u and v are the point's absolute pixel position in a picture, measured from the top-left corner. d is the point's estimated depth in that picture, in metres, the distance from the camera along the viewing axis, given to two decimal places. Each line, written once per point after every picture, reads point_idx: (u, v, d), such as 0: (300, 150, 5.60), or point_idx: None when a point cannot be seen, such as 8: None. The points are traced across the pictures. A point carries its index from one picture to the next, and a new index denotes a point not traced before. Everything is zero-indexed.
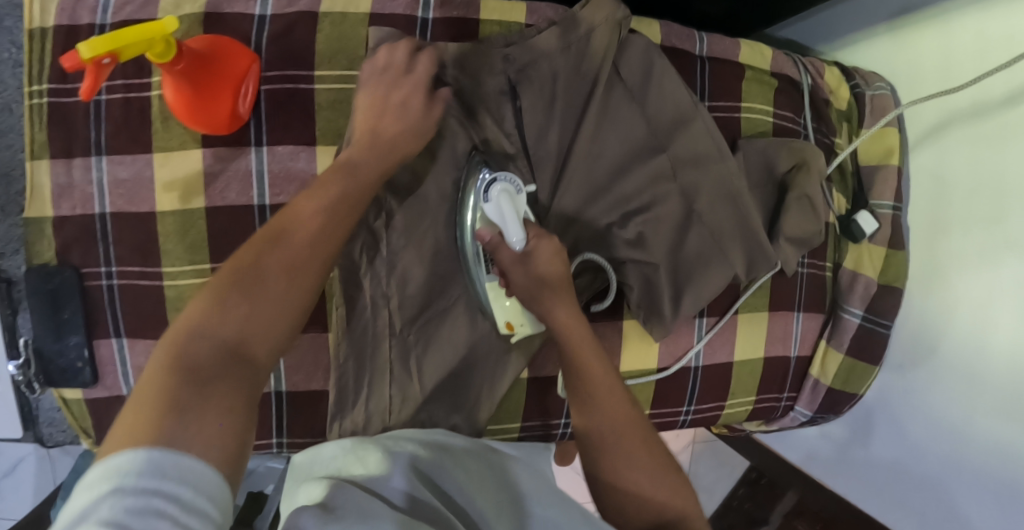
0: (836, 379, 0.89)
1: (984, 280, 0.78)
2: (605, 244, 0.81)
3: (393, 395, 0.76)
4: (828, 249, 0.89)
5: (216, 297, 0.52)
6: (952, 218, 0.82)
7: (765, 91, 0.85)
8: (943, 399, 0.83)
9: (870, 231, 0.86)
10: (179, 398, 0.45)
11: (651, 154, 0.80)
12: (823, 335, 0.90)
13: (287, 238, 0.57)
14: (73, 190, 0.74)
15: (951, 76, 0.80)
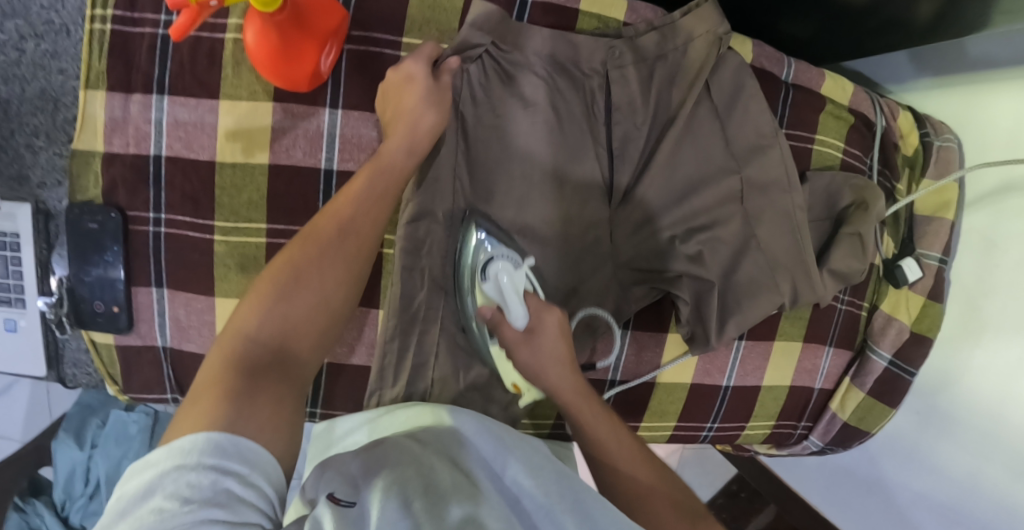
0: (852, 416, 0.91)
1: (1013, 353, 0.79)
2: (664, 257, 0.79)
3: (434, 378, 0.74)
4: (868, 289, 0.89)
5: (274, 288, 0.56)
6: (992, 287, 0.83)
7: (839, 126, 0.82)
8: (953, 451, 0.85)
9: (913, 279, 0.87)
10: (237, 392, 0.49)
11: (725, 175, 0.79)
12: (847, 373, 0.91)
13: (322, 251, 0.59)
14: (128, 127, 0.68)
15: (1021, 146, 0.78)
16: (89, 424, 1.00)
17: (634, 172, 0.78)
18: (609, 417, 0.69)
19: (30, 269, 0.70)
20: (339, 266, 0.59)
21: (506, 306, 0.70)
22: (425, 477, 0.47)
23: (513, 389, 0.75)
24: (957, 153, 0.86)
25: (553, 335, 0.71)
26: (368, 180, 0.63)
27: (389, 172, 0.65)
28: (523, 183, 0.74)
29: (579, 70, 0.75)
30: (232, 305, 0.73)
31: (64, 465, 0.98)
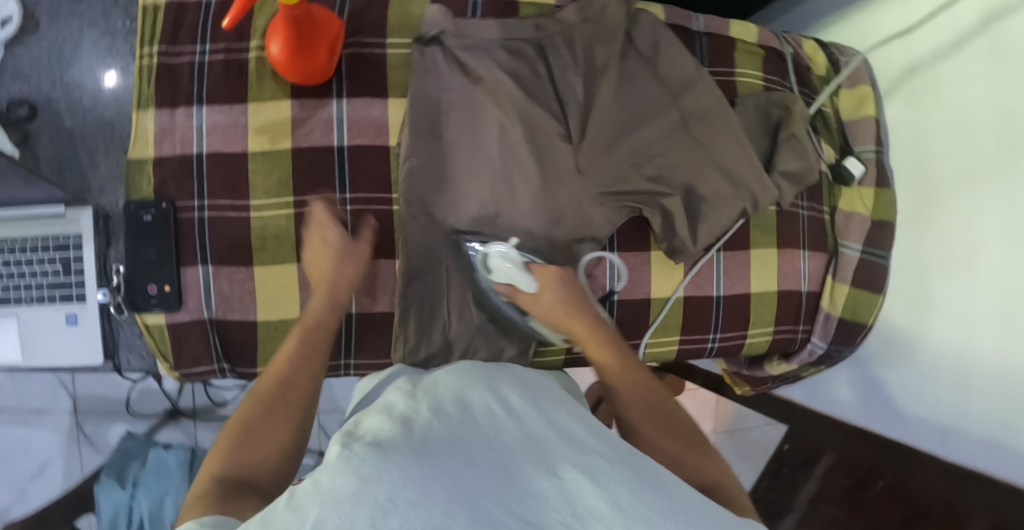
0: (844, 310, 0.99)
1: (966, 205, 0.89)
2: (631, 179, 0.91)
3: (451, 311, 0.86)
4: (823, 194, 1.01)
5: (233, 439, 0.64)
6: (930, 156, 0.94)
7: (754, 59, 0.98)
8: (943, 315, 0.93)
9: (859, 175, 0.99)
10: (221, 504, 0.57)
11: (666, 108, 0.91)
12: (828, 272, 1.00)
13: (265, 407, 0.67)
14: (175, 133, 0.81)
15: (911, 20, 0.94)
16: (130, 467, 1.04)
17: (580, 118, 0.88)
18: (645, 406, 0.72)
19: (93, 264, 0.80)
20: (274, 411, 0.67)
21: (517, 282, 0.82)
22: (419, 430, 0.54)
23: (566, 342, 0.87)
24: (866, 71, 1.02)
25: (600, 349, 0.77)
26: (299, 341, 0.73)
27: (310, 358, 0.72)
28: (496, 138, 0.86)
29: (529, 42, 0.88)
30: (272, 271, 0.83)
31: (108, 507, 1.00)
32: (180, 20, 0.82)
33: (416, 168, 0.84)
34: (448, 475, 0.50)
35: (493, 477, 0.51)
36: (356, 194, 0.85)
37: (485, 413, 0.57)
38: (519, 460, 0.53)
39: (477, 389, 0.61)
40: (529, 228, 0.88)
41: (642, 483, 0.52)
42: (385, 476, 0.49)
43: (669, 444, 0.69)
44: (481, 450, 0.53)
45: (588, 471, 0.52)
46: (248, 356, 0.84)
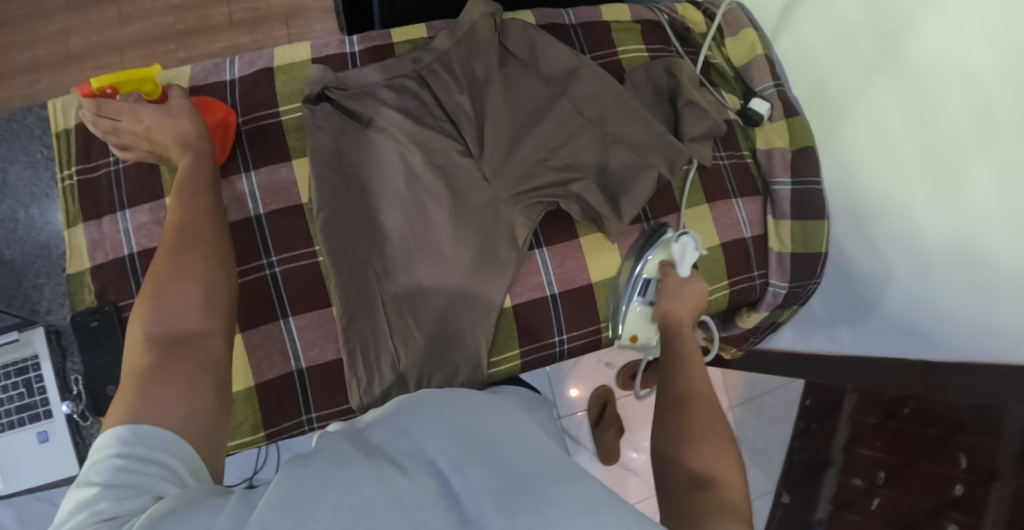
0: (795, 243, 1.04)
1: (869, 105, 0.90)
2: (539, 175, 0.92)
3: (396, 344, 0.87)
4: (739, 139, 1.06)
5: (145, 314, 0.66)
6: (826, 75, 0.97)
7: (632, 35, 1.02)
8: (886, 217, 0.91)
9: (766, 113, 1.02)
10: (144, 394, 0.60)
11: (553, 100, 0.95)
12: (767, 212, 1.05)
13: (168, 284, 0.67)
14: (105, 242, 0.86)
15: None
16: None
17: (476, 130, 0.92)
18: (689, 396, 0.78)
19: (52, 381, 0.84)
20: (180, 283, 0.68)
21: (683, 262, 0.91)
22: (355, 457, 0.56)
23: (631, 339, 0.95)
24: (744, 14, 1.07)
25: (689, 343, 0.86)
26: (178, 202, 0.74)
27: (193, 228, 0.72)
28: (399, 169, 0.90)
29: (410, 75, 0.92)
30: None
31: None
32: (91, 139, 0.88)
33: (327, 216, 0.86)
34: (368, 501, 0.50)
35: (415, 503, 0.51)
36: (283, 254, 0.87)
37: (427, 435, 0.58)
38: (445, 491, 0.53)
39: (425, 413, 0.61)
40: (452, 242, 0.90)
41: (574, 504, 0.50)
42: (304, 506, 0.50)
43: (700, 435, 0.74)
44: (410, 478, 0.53)
45: (519, 495, 0.52)
46: None
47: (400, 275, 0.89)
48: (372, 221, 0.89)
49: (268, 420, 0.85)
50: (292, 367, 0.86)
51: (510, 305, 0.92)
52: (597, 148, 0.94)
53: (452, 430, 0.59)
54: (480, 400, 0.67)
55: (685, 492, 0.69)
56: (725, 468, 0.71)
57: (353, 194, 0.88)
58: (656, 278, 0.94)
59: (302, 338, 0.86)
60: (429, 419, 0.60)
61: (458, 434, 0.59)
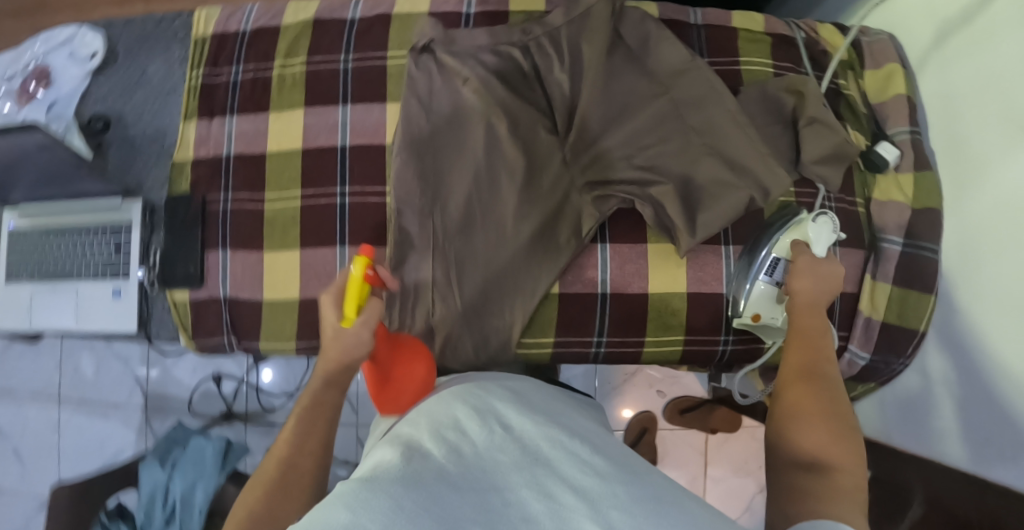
0: (889, 313, 0.98)
1: (1011, 164, 0.84)
2: (616, 169, 0.90)
3: (435, 299, 0.87)
4: (856, 185, 1.00)
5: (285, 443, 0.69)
6: (968, 125, 0.91)
7: (760, 46, 0.98)
8: (1006, 287, 0.85)
9: (894, 159, 0.97)
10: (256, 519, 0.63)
11: (654, 98, 0.91)
12: (866, 270, 0.99)
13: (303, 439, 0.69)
14: (209, 139, 0.94)
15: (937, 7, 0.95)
16: (173, 450, 1.18)
17: (567, 113, 0.91)
18: (807, 384, 0.75)
19: (135, 248, 0.93)
20: (312, 442, 0.69)
21: (817, 240, 0.85)
22: (416, 461, 0.57)
23: (752, 318, 0.88)
24: (892, 45, 1.02)
25: (818, 337, 0.79)
26: (325, 385, 0.71)
27: (323, 407, 0.71)
28: (481, 133, 0.89)
29: (518, 44, 0.92)
30: (277, 256, 0.91)
31: (148, 485, 1.13)
32: (224, 49, 0.97)
33: (404, 163, 0.89)
34: (433, 502, 0.51)
35: (479, 506, 0.52)
36: (354, 186, 0.91)
37: (482, 435, 0.61)
38: (507, 487, 0.54)
39: (475, 415, 0.64)
40: (512, 217, 0.87)
41: (641, 505, 0.53)
42: (373, 505, 0.50)
43: (816, 418, 0.72)
44: (472, 479, 0.55)
45: (581, 494, 0.54)
46: (252, 332, 0.91)
47: (456, 232, 0.88)
48: (440, 177, 0.89)
49: (301, 335, 0.89)
50: None
51: (558, 291, 0.90)
52: (688, 155, 0.90)
53: (508, 431, 0.62)
54: (528, 407, 0.68)
55: (794, 475, 0.69)
56: (837, 451, 0.69)
57: (429, 147, 0.90)
58: (786, 258, 0.87)
59: (350, 271, 0.89)
60: (480, 422, 0.63)
61: (512, 439, 0.60)
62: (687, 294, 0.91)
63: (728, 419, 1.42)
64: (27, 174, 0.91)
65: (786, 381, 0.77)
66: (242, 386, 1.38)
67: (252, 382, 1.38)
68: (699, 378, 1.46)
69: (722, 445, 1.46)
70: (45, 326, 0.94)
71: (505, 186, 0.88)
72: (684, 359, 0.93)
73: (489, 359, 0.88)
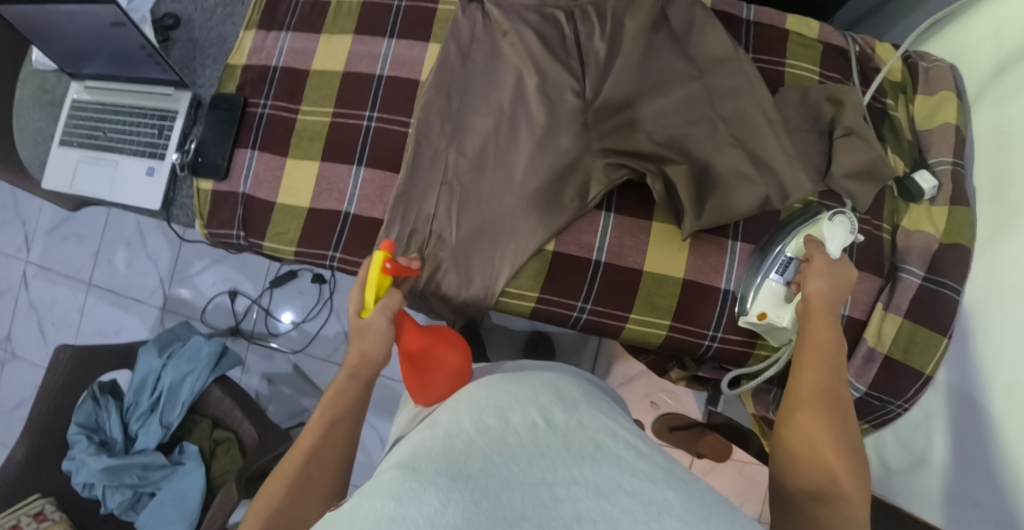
0: (894, 347, 0.94)
1: None
2: (634, 141, 0.87)
3: (431, 228, 0.88)
4: (885, 211, 0.99)
5: (321, 416, 0.69)
6: (1016, 165, 0.89)
7: (811, 53, 1.00)
8: None
9: (930, 190, 0.96)
10: (284, 497, 0.64)
11: (688, 81, 0.87)
12: (879, 298, 0.96)
13: (330, 416, 0.69)
14: (263, 50, 1.00)
15: (1005, 43, 0.92)
16: (173, 343, 1.24)
17: (598, 79, 0.90)
18: (822, 406, 0.69)
19: (175, 135, 0.98)
20: (332, 436, 0.68)
21: (829, 241, 0.81)
22: (461, 449, 0.56)
23: (759, 317, 0.85)
24: (949, 71, 1.01)
25: (831, 343, 0.73)
26: (348, 378, 0.70)
27: (351, 404, 0.70)
28: (511, 86, 0.91)
29: (563, 8, 0.92)
30: (297, 164, 0.94)
31: (143, 369, 1.21)
32: None
33: (431, 98, 0.90)
34: (484, 497, 0.51)
35: (530, 499, 0.51)
36: (381, 113, 0.94)
37: (526, 426, 0.59)
38: (555, 480, 0.53)
39: (517, 403, 0.62)
40: (523, 169, 0.88)
41: (692, 512, 0.51)
42: (422, 499, 0.50)
43: (828, 448, 0.66)
44: (520, 470, 0.54)
45: (632, 493, 0.52)
46: (260, 230, 0.94)
47: (467, 172, 0.89)
48: (463, 118, 0.91)
49: (302, 240, 0.92)
50: (343, 209, 0.92)
51: (552, 248, 0.90)
52: (712, 144, 0.86)
53: (556, 419, 0.60)
54: (585, 397, 0.67)
55: (799, 503, 0.65)
56: (850, 482, 0.64)
57: (459, 90, 0.91)
58: (799, 259, 0.84)
59: (360, 191, 0.92)
60: (523, 412, 0.61)
61: (559, 426, 0.59)
62: (682, 280, 0.89)
63: (717, 447, 1.41)
64: (100, 56, 0.97)
65: (794, 381, 0.72)
66: (253, 307, 1.47)
67: (262, 306, 1.47)
68: (697, 398, 1.45)
69: (705, 475, 1.43)
70: (83, 192, 1.01)
71: (520, 140, 0.90)
72: (665, 346, 0.91)
73: (470, 297, 0.89)
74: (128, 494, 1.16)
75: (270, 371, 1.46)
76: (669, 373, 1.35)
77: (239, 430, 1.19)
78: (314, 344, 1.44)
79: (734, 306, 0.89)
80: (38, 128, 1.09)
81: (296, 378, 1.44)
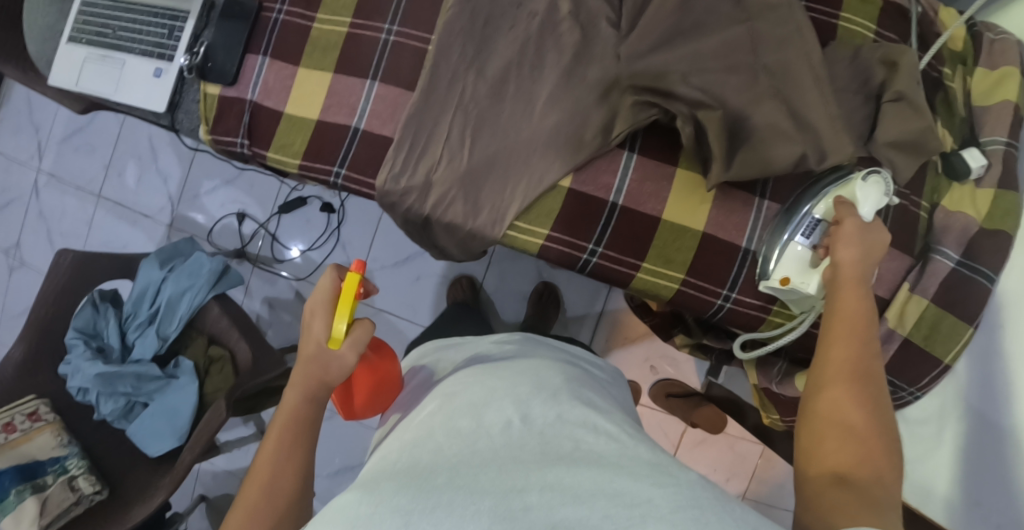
0: (916, 332, 0.89)
1: None
2: (665, 82, 0.80)
3: (443, 156, 0.84)
4: (925, 188, 0.91)
5: (276, 449, 0.64)
6: None
7: (869, 8, 0.92)
8: None
9: (977, 169, 0.89)
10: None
11: (733, 23, 0.80)
12: (906, 279, 0.89)
13: (286, 447, 0.64)
14: None
15: None
16: (175, 257, 1.21)
17: (635, 13, 0.82)
18: (849, 385, 0.65)
19: (185, 36, 0.92)
20: (296, 461, 0.64)
21: (862, 203, 0.75)
22: (426, 462, 0.55)
23: (781, 283, 0.80)
24: (1016, 47, 0.94)
25: (869, 321, 0.68)
26: (302, 400, 0.66)
27: (306, 425, 0.66)
28: (542, 11, 0.84)
29: None
30: (309, 75, 0.90)
31: (143, 281, 1.18)
32: None
33: (455, 16, 0.84)
34: (445, 515, 0.49)
35: (499, 513, 0.49)
36: (401, 28, 0.88)
37: (500, 426, 0.58)
38: (528, 486, 0.51)
39: (494, 400, 0.62)
40: (546, 102, 0.83)
41: (679, 512, 0.48)
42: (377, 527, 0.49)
43: (858, 432, 0.62)
44: (490, 479, 0.52)
45: (614, 496, 0.50)
46: (265, 140, 0.91)
47: (486, 100, 0.84)
48: (486, 41, 0.84)
49: (307, 154, 0.88)
50: (352, 124, 0.87)
51: (568, 184, 0.85)
52: (750, 94, 0.80)
53: (535, 416, 0.60)
54: (567, 385, 0.66)
55: (823, 485, 0.60)
56: (879, 464, 0.61)
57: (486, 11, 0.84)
58: (827, 222, 0.78)
59: (372, 108, 0.87)
60: (500, 409, 0.60)
61: (537, 428, 0.58)
62: (701, 234, 0.84)
63: (712, 420, 1.35)
64: None
65: (823, 358, 0.67)
66: (260, 232, 1.45)
67: (269, 231, 1.45)
68: (698, 368, 1.41)
69: (696, 444, 1.41)
70: (89, 90, 0.97)
71: (545, 71, 0.84)
72: (674, 301, 0.87)
73: (477, 229, 0.85)
74: (121, 402, 1.16)
75: (272, 296, 1.44)
76: (672, 339, 1.31)
77: (234, 349, 1.19)
78: (317, 274, 1.42)
79: (754, 266, 0.85)
80: (47, 23, 1.04)
81: (295, 305, 1.43)
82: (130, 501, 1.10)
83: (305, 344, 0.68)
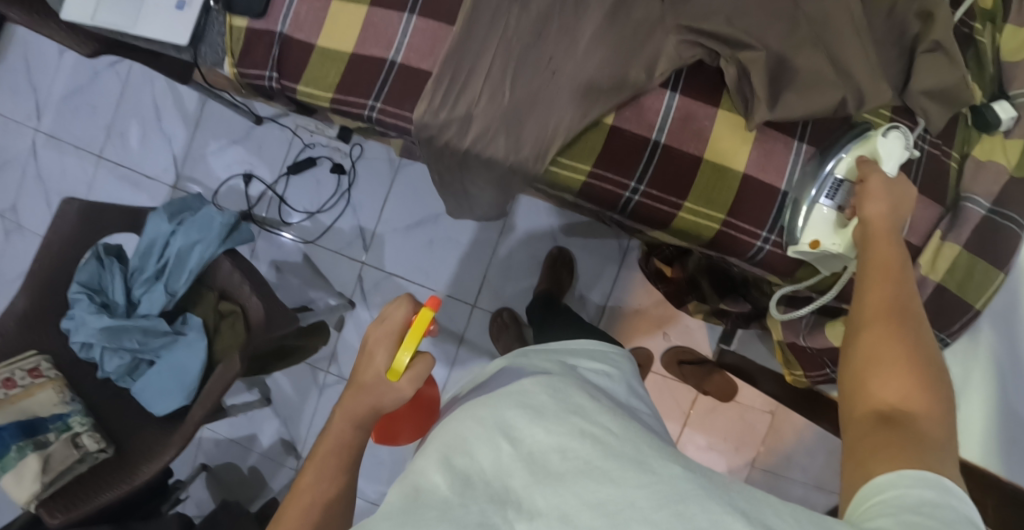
0: (949, 278, 0.89)
1: None
2: (708, 22, 0.79)
3: (483, 91, 0.82)
4: (956, 140, 0.91)
5: (316, 477, 0.62)
6: None
7: None
8: None
9: (1007, 121, 0.90)
10: None
11: None
12: (938, 226, 0.89)
13: (327, 478, 0.62)
14: None
15: None
16: (184, 211, 1.17)
17: None
18: (889, 320, 0.63)
19: None
20: (334, 492, 0.61)
21: (885, 160, 0.75)
22: (419, 497, 0.50)
23: (812, 247, 0.80)
24: None
25: (903, 266, 0.67)
26: (348, 429, 0.64)
27: (348, 454, 0.63)
28: None
29: None
30: (342, 8, 0.87)
31: (151, 233, 1.14)
32: None
33: None
34: None
35: None
36: None
37: (493, 455, 0.52)
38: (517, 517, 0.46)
39: (484, 428, 0.55)
40: (589, 39, 0.81)
41: (662, 511, 0.45)
42: None
43: (899, 363, 0.61)
44: (479, 511, 0.47)
45: (603, 508, 0.46)
46: (295, 73, 0.88)
47: (530, 35, 0.81)
48: None
49: (341, 86, 0.86)
50: (389, 57, 0.85)
51: (609, 121, 0.84)
52: (795, 34, 0.79)
53: (526, 435, 0.53)
54: (557, 387, 0.59)
55: (867, 424, 0.59)
56: (921, 399, 0.59)
57: None
58: (852, 180, 0.78)
59: (409, 43, 0.84)
60: (491, 440, 0.54)
61: (527, 449, 0.52)
62: (742, 175, 0.83)
63: (723, 388, 1.34)
64: None
65: (858, 302, 0.67)
66: (268, 193, 1.42)
67: (277, 192, 1.41)
68: (709, 333, 1.38)
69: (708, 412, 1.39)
70: (106, 23, 0.93)
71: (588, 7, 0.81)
72: (714, 242, 0.86)
73: (518, 162, 0.83)
74: (127, 359, 1.12)
75: (279, 258, 1.42)
76: (687, 304, 1.30)
77: (246, 305, 1.15)
78: (326, 236, 1.40)
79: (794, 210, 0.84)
80: None
81: (303, 268, 1.40)
82: (137, 461, 1.05)
83: (362, 371, 0.65)
